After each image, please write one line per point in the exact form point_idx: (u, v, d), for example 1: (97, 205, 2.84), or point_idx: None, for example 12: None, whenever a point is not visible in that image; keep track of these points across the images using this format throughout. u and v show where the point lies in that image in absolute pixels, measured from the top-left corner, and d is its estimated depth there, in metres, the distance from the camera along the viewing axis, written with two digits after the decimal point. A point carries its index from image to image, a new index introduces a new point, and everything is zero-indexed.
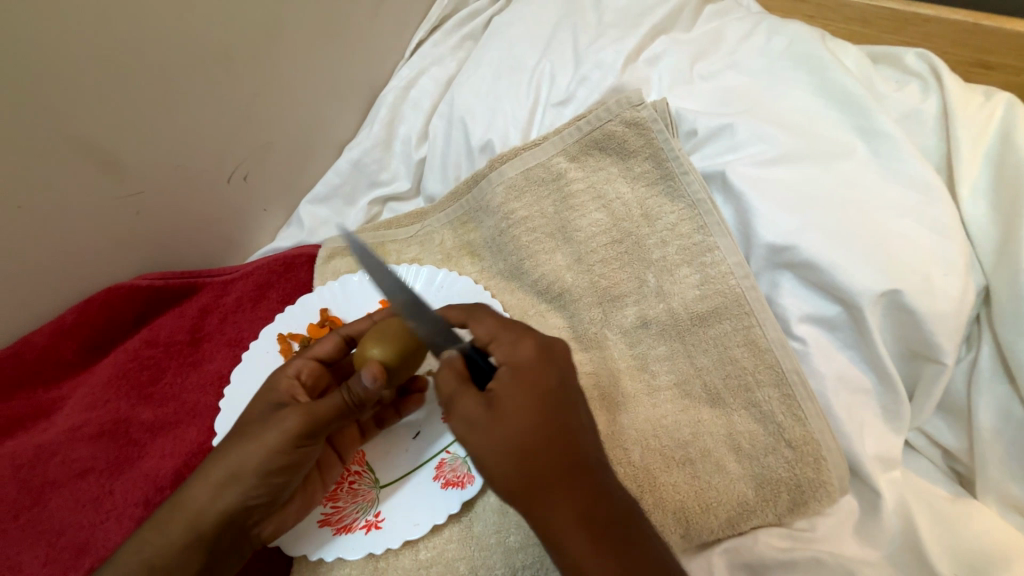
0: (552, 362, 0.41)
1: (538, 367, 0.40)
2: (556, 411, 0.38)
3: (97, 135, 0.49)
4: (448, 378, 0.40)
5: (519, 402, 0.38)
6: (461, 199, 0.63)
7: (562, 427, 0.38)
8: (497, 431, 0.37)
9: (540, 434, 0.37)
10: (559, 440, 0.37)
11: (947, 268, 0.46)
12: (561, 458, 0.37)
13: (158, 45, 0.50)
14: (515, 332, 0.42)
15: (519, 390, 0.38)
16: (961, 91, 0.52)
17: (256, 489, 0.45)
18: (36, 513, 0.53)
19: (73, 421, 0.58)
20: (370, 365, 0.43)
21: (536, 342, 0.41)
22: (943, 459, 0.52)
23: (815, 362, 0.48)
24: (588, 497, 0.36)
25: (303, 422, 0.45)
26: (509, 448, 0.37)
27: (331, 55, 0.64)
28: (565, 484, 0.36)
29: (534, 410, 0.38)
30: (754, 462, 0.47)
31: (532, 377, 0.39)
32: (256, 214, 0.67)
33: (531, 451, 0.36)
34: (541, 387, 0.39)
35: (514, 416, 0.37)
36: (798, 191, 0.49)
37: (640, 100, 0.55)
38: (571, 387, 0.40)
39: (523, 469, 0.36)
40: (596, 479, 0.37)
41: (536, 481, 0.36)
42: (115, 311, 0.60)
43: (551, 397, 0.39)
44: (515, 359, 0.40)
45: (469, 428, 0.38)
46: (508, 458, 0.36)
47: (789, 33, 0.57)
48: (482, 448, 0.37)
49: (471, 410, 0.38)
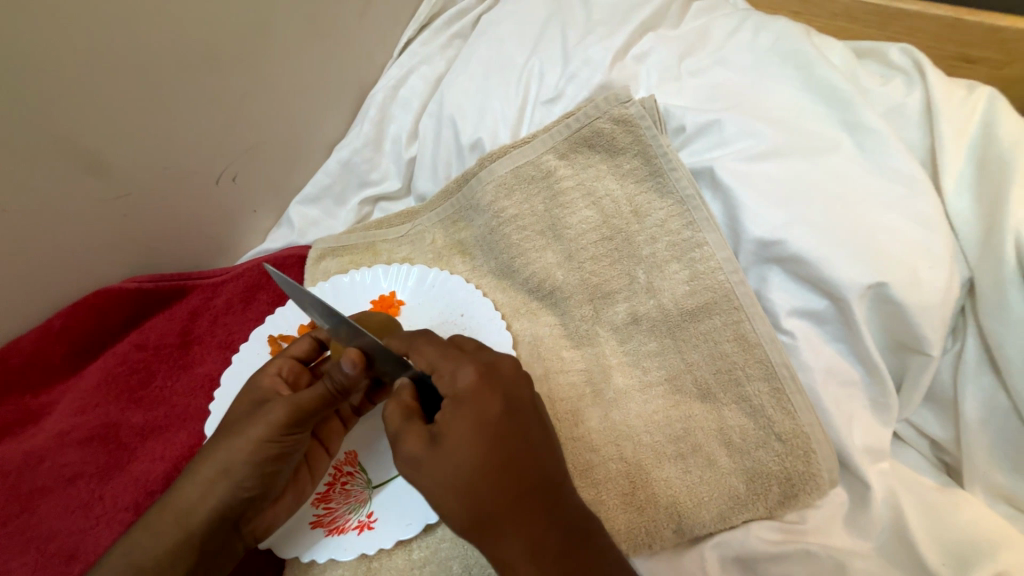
0: (496, 389, 0.40)
1: (480, 398, 0.39)
2: (499, 445, 0.38)
3: (81, 137, 0.49)
4: (395, 415, 0.41)
5: (461, 440, 0.37)
6: (451, 198, 0.62)
7: (508, 457, 0.37)
8: (441, 469, 0.37)
9: (483, 469, 0.37)
10: (506, 473, 0.37)
11: (932, 262, 0.47)
12: (508, 492, 0.37)
13: (143, 46, 0.49)
14: (451, 364, 0.41)
15: (461, 424, 0.38)
16: (944, 86, 0.53)
17: (246, 481, 0.45)
18: (23, 521, 0.53)
19: (61, 426, 0.57)
20: (348, 353, 0.44)
21: (478, 367, 0.40)
22: (931, 450, 0.52)
23: (803, 355, 0.48)
24: (538, 527, 0.37)
25: (290, 411, 0.45)
26: (453, 486, 0.37)
27: (320, 55, 0.64)
28: (512, 515, 0.36)
29: (475, 446, 0.37)
30: (745, 456, 0.48)
31: (475, 409, 0.38)
32: (245, 215, 0.67)
33: (478, 491, 0.36)
34: (484, 418, 0.38)
35: (454, 454, 0.37)
36: (785, 186, 0.49)
37: (628, 97, 0.55)
38: (520, 414, 0.39)
39: (470, 506, 0.37)
40: (546, 505, 0.38)
41: (481, 516, 0.36)
42: (104, 315, 0.60)
43: (495, 428, 0.38)
44: (457, 392, 0.40)
45: (415, 468, 0.38)
46: (454, 499, 0.37)
47: (776, 29, 0.57)
48: (429, 486, 0.38)
49: (415, 451, 0.38)
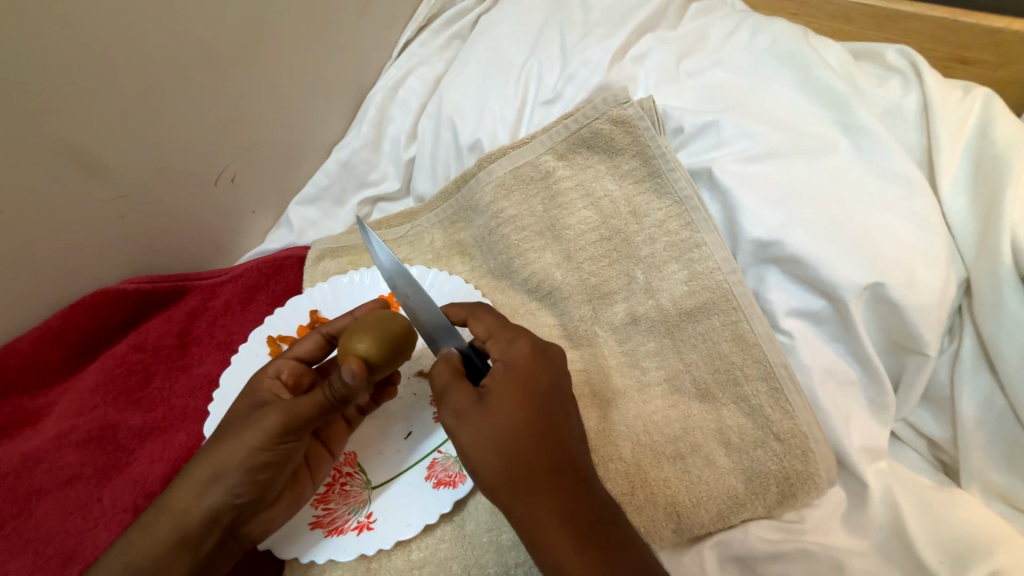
0: (546, 365, 0.42)
1: (532, 364, 0.41)
2: (542, 411, 0.39)
3: (79, 138, 0.49)
4: (445, 371, 0.42)
5: (511, 400, 0.39)
6: (450, 198, 0.63)
7: (549, 425, 0.39)
8: (485, 423, 0.38)
9: (526, 430, 0.38)
10: (548, 438, 0.38)
11: (928, 262, 0.47)
12: (544, 456, 0.38)
13: (142, 47, 0.49)
14: (509, 333, 0.44)
15: (511, 387, 0.39)
16: (940, 87, 0.53)
17: (238, 487, 0.45)
18: (21, 523, 0.53)
19: (58, 428, 0.57)
20: (349, 361, 0.43)
21: (530, 342, 0.43)
22: (928, 449, 0.52)
23: (801, 355, 0.48)
24: (570, 497, 0.37)
25: (285, 418, 0.45)
26: (498, 442, 0.37)
27: (319, 56, 0.64)
28: (547, 481, 0.37)
29: (524, 407, 0.39)
30: (743, 455, 0.48)
31: (524, 375, 0.40)
32: (244, 216, 0.67)
33: (522, 447, 0.37)
34: (532, 384, 0.40)
35: (502, 415, 0.38)
36: (783, 187, 0.50)
37: (626, 98, 0.55)
38: (560, 392, 0.41)
39: (509, 464, 0.37)
40: (577, 480, 0.38)
41: (518, 474, 0.37)
42: (102, 316, 0.59)
43: (542, 394, 0.40)
44: (510, 358, 0.42)
45: (459, 419, 0.39)
46: (496, 453, 0.37)
47: (772, 31, 0.58)
48: (470, 439, 0.38)
49: (463, 401, 0.39)
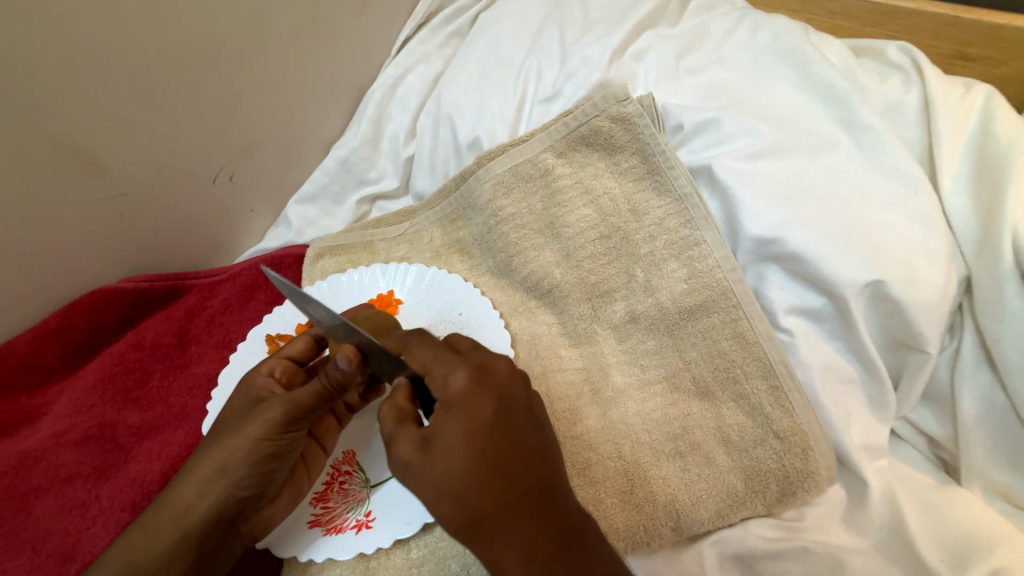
0: (489, 391, 0.39)
1: (473, 396, 0.38)
2: (491, 450, 0.37)
3: (77, 136, 0.49)
4: (389, 416, 0.40)
5: (455, 443, 0.37)
6: (449, 197, 0.62)
7: (501, 461, 0.37)
8: (433, 473, 0.37)
9: (474, 474, 0.36)
10: (498, 476, 0.37)
11: (930, 259, 0.47)
12: (500, 495, 0.36)
13: (141, 45, 0.49)
14: (447, 363, 0.40)
15: (455, 429, 0.37)
16: (942, 83, 0.53)
17: (243, 479, 0.45)
18: (20, 521, 0.53)
19: (57, 427, 0.57)
20: (343, 349, 0.43)
21: (469, 371, 0.39)
22: (929, 447, 0.52)
23: (801, 353, 0.48)
24: (530, 527, 0.37)
25: (285, 410, 0.45)
26: (448, 490, 0.36)
27: (317, 54, 0.64)
28: (506, 518, 0.36)
29: (470, 448, 0.37)
30: (742, 454, 0.48)
31: (467, 412, 0.38)
32: (243, 214, 0.67)
33: (473, 491, 0.36)
34: (475, 421, 0.37)
35: (447, 463, 0.36)
36: (783, 184, 0.49)
37: (626, 95, 0.55)
38: (510, 416, 0.39)
39: (463, 510, 0.36)
40: (541, 507, 0.37)
41: (474, 519, 0.36)
42: (100, 315, 0.59)
43: (488, 429, 0.37)
44: (449, 394, 0.39)
45: (408, 471, 0.38)
46: (448, 502, 0.36)
47: (773, 28, 0.57)
48: (423, 488, 0.37)
49: (408, 454, 0.38)
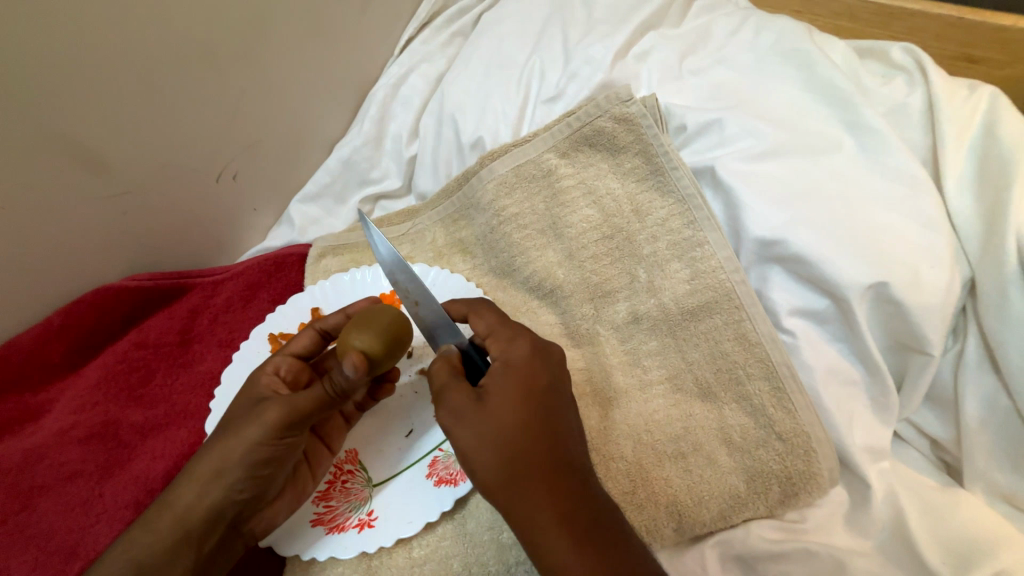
0: (546, 363, 0.42)
1: (531, 364, 0.41)
2: (541, 411, 0.39)
3: (82, 135, 0.49)
4: (442, 370, 0.42)
5: (511, 400, 0.38)
6: (452, 196, 0.62)
7: (547, 425, 0.38)
8: (484, 424, 0.38)
9: (525, 430, 0.38)
10: (546, 437, 0.38)
11: (933, 261, 0.47)
12: (541, 458, 0.37)
13: (145, 45, 0.49)
14: (509, 330, 0.44)
15: (510, 387, 0.39)
16: (946, 85, 0.53)
17: (239, 484, 0.45)
18: (23, 518, 0.53)
19: (60, 424, 0.57)
20: (351, 357, 0.43)
21: (532, 341, 0.43)
22: (931, 449, 0.52)
23: (804, 356, 0.48)
24: (570, 494, 0.37)
25: (284, 413, 0.45)
26: (497, 440, 0.37)
27: (320, 52, 0.64)
28: (547, 479, 0.37)
29: (521, 407, 0.38)
30: (745, 455, 0.48)
31: (523, 373, 0.40)
32: (246, 213, 0.67)
33: (520, 445, 0.37)
34: (531, 385, 0.40)
35: (500, 414, 0.38)
36: (786, 185, 0.49)
37: (629, 95, 0.55)
38: (560, 389, 0.41)
39: (509, 464, 0.37)
40: (579, 478, 0.38)
41: (516, 474, 0.37)
42: (104, 312, 0.59)
43: (541, 393, 0.40)
44: (510, 357, 0.41)
45: (457, 420, 0.38)
46: (495, 453, 0.37)
47: (777, 28, 0.57)
48: (468, 441, 0.38)
49: (461, 402, 0.39)
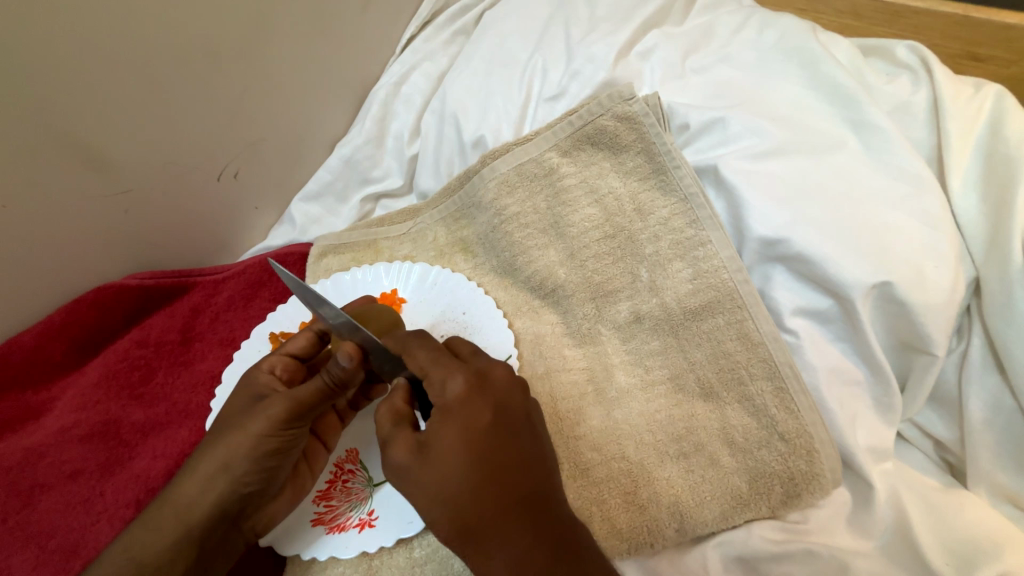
0: (487, 398, 0.40)
1: (472, 403, 0.39)
2: (484, 456, 0.38)
3: (84, 134, 0.49)
4: (386, 419, 0.41)
5: (451, 448, 0.38)
6: (453, 195, 0.62)
7: (495, 466, 0.38)
8: (429, 477, 0.38)
9: (469, 481, 0.37)
10: (492, 483, 0.37)
11: (937, 261, 0.46)
12: (490, 506, 0.37)
13: (147, 44, 0.49)
14: (450, 367, 0.41)
15: (448, 435, 0.38)
16: (951, 83, 0.52)
17: (247, 476, 0.46)
18: (24, 517, 0.53)
19: (62, 423, 0.57)
20: (345, 347, 0.43)
21: (468, 375, 0.40)
22: (934, 450, 0.52)
23: (807, 355, 0.48)
24: (523, 540, 0.37)
25: (287, 406, 0.45)
26: (440, 495, 0.37)
27: (322, 51, 0.64)
28: (498, 528, 0.37)
29: (466, 453, 0.38)
30: (747, 455, 0.47)
31: (465, 417, 0.39)
32: (247, 212, 0.67)
33: (465, 498, 0.37)
34: (472, 427, 0.38)
35: (440, 466, 0.38)
36: (790, 184, 0.49)
37: (632, 94, 0.55)
38: (507, 425, 0.39)
39: (456, 517, 0.37)
40: (532, 519, 0.37)
41: (467, 524, 0.37)
42: (106, 311, 0.59)
43: (484, 436, 0.38)
44: (448, 399, 0.40)
45: (402, 476, 0.39)
46: (440, 509, 0.37)
47: (780, 27, 0.57)
48: (416, 494, 0.38)
49: (403, 458, 0.39)
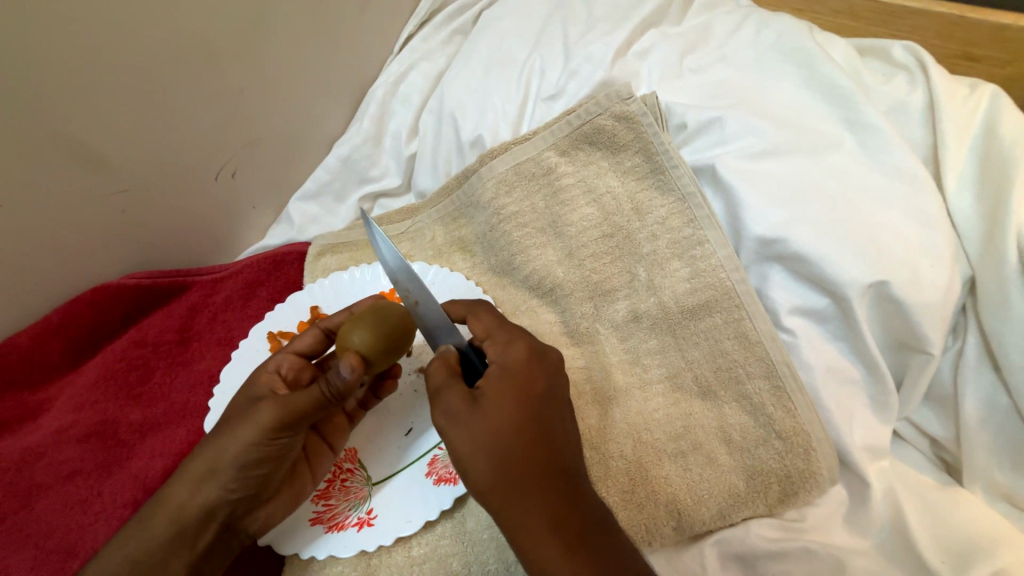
0: (544, 366, 0.41)
1: (529, 368, 0.40)
2: (536, 415, 0.38)
3: (80, 134, 0.49)
4: (439, 371, 0.42)
5: (504, 404, 0.38)
6: (451, 195, 0.62)
7: (542, 431, 0.38)
8: (480, 425, 0.38)
9: (523, 434, 0.37)
10: (540, 443, 0.37)
11: (933, 260, 0.47)
12: (537, 463, 0.37)
13: (143, 44, 0.49)
14: (507, 336, 0.43)
15: (506, 389, 0.39)
16: (947, 84, 0.53)
17: (232, 483, 0.45)
18: (22, 517, 0.53)
19: (59, 423, 0.57)
20: (347, 357, 0.43)
21: (529, 345, 0.42)
22: (931, 448, 0.52)
23: (804, 354, 0.48)
24: (563, 502, 0.37)
25: (276, 415, 0.44)
26: (491, 443, 0.37)
27: (319, 50, 0.64)
28: (539, 487, 0.37)
29: (518, 411, 0.38)
30: (744, 453, 0.48)
31: (522, 377, 0.40)
32: (245, 211, 0.66)
33: (512, 450, 0.37)
34: (529, 390, 0.39)
35: (498, 413, 0.38)
36: (786, 183, 0.49)
37: (629, 93, 0.55)
38: (557, 395, 0.40)
39: (500, 470, 0.37)
40: (570, 488, 0.37)
41: (510, 480, 0.37)
42: (103, 311, 0.59)
43: (538, 400, 0.39)
44: (508, 360, 0.41)
45: (452, 421, 0.38)
46: (488, 458, 0.37)
47: (778, 26, 0.57)
48: (462, 443, 0.38)
49: (456, 404, 0.39)
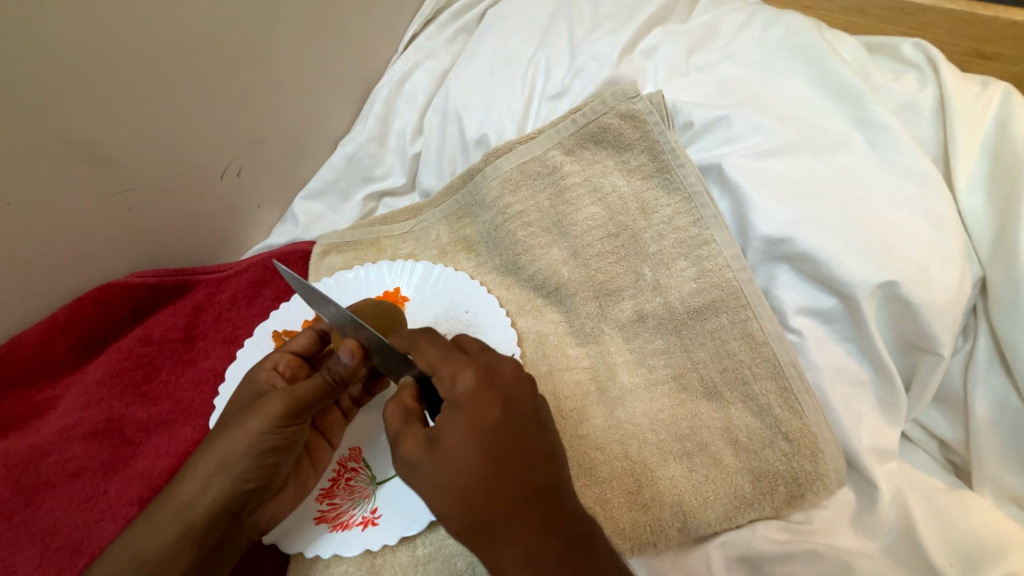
0: (496, 393, 0.39)
1: (481, 399, 0.38)
2: (496, 451, 0.37)
3: (86, 133, 0.49)
4: (395, 417, 0.41)
5: (461, 445, 0.37)
6: (456, 194, 0.62)
7: (504, 466, 0.37)
8: (437, 473, 0.37)
9: (483, 477, 0.36)
10: (503, 480, 0.37)
11: (944, 259, 0.46)
12: (502, 501, 0.36)
13: (148, 44, 0.49)
14: (453, 366, 0.40)
15: (458, 430, 0.37)
16: (958, 82, 0.52)
17: (246, 474, 0.45)
18: (29, 514, 0.53)
19: (66, 420, 0.57)
20: (346, 344, 0.44)
21: (477, 370, 0.39)
22: (939, 450, 0.52)
23: (811, 355, 0.48)
24: (537, 532, 0.36)
25: (286, 404, 0.45)
26: (451, 491, 0.37)
27: (324, 49, 0.64)
28: (508, 523, 0.36)
29: (473, 450, 0.37)
30: (751, 455, 0.47)
31: (473, 413, 0.38)
32: (250, 211, 0.66)
33: (473, 495, 0.36)
34: (483, 424, 0.37)
35: (453, 461, 0.37)
36: (793, 182, 0.49)
37: (636, 92, 0.55)
38: (517, 418, 0.39)
39: (466, 515, 0.36)
40: (544, 512, 0.37)
41: (478, 522, 0.36)
42: (109, 309, 0.59)
43: (493, 434, 0.37)
44: (457, 395, 0.39)
45: (412, 471, 0.38)
46: (450, 504, 0.37)
47: (786, 24, 0.57)
48: (425, 489, 0.37)
49: (413, 453, 0.38)
